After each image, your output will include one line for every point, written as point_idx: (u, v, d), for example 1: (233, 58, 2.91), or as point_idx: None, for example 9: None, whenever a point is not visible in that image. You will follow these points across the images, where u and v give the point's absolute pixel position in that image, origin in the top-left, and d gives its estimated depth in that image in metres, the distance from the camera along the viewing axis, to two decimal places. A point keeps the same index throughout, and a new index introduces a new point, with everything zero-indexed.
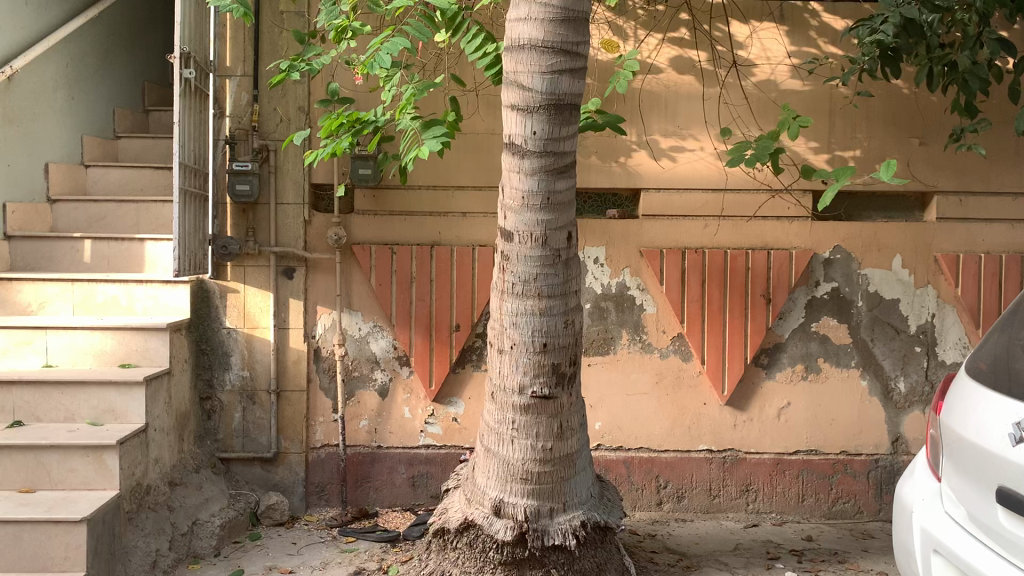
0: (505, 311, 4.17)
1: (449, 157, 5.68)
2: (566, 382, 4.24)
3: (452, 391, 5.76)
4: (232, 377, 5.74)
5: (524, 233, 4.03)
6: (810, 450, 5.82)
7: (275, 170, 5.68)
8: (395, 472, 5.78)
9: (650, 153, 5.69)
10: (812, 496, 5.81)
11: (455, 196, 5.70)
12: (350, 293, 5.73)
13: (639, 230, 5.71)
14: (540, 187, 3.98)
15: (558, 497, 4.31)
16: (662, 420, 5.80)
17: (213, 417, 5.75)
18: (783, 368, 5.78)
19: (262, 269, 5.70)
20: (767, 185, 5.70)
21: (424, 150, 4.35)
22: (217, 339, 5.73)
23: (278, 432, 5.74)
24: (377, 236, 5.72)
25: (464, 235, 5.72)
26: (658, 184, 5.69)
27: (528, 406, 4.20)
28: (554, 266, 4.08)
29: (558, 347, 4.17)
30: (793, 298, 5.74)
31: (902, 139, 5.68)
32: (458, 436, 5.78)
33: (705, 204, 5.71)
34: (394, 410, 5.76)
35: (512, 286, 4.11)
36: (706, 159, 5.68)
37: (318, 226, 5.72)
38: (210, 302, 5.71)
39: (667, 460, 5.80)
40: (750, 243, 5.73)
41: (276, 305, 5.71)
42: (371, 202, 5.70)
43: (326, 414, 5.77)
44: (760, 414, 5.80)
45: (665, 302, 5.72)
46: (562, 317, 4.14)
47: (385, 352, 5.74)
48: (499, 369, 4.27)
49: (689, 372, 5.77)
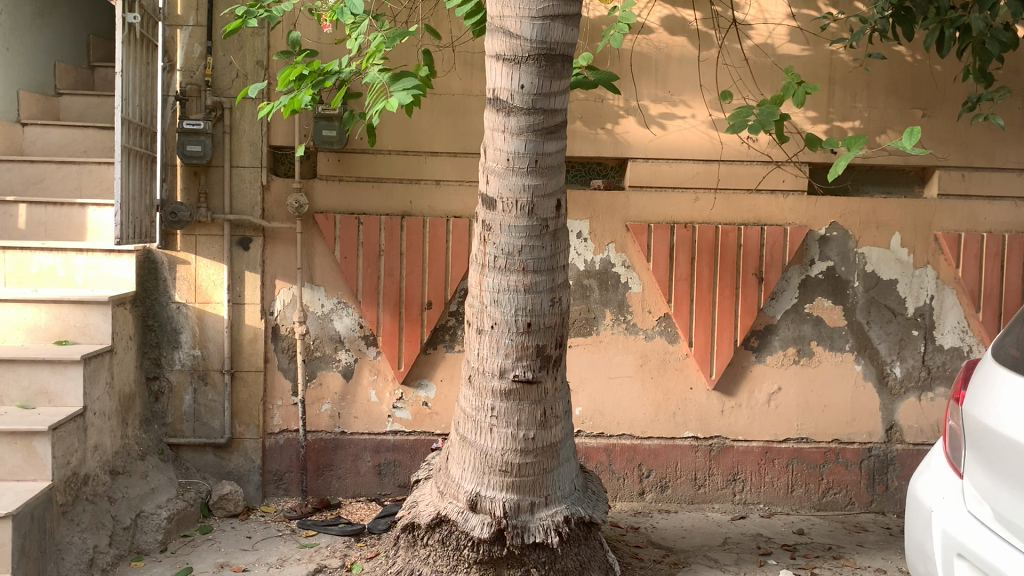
0: (484, 287, 3.76)
1: (422, 120, 5.23)
2: (552, 365, 3.85)
3: (423, 373, 5.35)
4: (182, 356, 5.27)
5: (508, 200, 3.62)
6: (800, 438, 5.51)
7: (230, 130, 5.19)
8: (359, 460, 5.37)
9: (639, 119, 5.30)
10: (802, 486, 5.51)
11: (428, 162, 5.26)
12: (312, 266, 5.28)
13: (625, 202, 5.33)
14: (527, 149, 3.57)
15: (540, 490, 3.94)
16: (646, 405, 5.44)
17: (161, 399, 5.29)
18: (774, 352, 5.45)
19: (216, 239, 5.23)
20: (762, 157, 5.33)
21: (393, 103, 3.91)
22: (166, 314, 5.26)
23: (232, 415, 5.28)
24: (342, 205, 5.27)
25: (437, 205, 5.29)
26: (647, 153, 5.31)
27: (509, 391, 3.81)
28: (541, 237, 3.68)
29: (543, 328, 3.77)
30: (786, 278, 5.41)
31: (904, 110, 5.36)
32: (428, 421, 5.38)
33: (696, 175, 5.34)
34: (359, 393, 5.35)
35: (493, 260, 3.70)
36: (698, 127, 5.31)
37: (277, 193, 5.25)
38: (158, 274, 5.23)
39: (651, 448, 5.45)
40: (742, 218, 5.37)
41: (231, 278, 5.24)
42: (337, 167, 5.24)
43: (285, 397, 5.33)
44: (750, 400, 5.47)
45: (652, 280, 5.35)
46: (548, 294, 3.75)
47: (349, 331, 5.31)
48: (477, 351, 3.86)
49: (676, 355, 5.41)
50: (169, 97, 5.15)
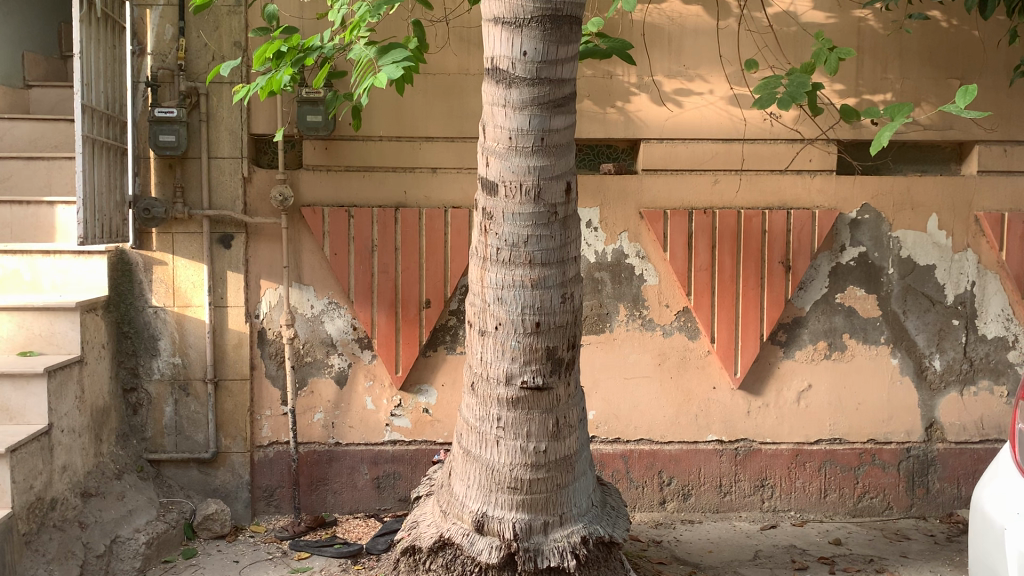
0: (487, 284, 3.34)
1: (416, 102, 4.81)
2: (564, 370, 3.43)
3: (423, 378, 4.94)
4: (161, 365, 4.86)
5: (512, 185, 3.19)
6: (833, 439, 5.08)
7: (207, 118, 4.77)
8: (356, 473, 4.95)
9: (652, 96, 4.87)
10: (835, 491, 5.08)
11: (423, 148, 4.83)
12: (300, 264, 4.86)
13: (639, 187, 4.90)
14: (533, 125, 3.14)
15: (553, 508, 3.52)
16: (665, 407, 5.02)
17: (140, 412, 4.88)
18: (803, 346, 5.02)
19: (194, 237, 4.81)
20: (786, 135, 4.90)
21: (382, 78, 3.41)
22: (142, 320, 4.84)
23: (216, 428, 4.87)
24: (331, 196, 4.85)
25: (434, 195, 4.86)
26: (661, 133, 4.88)
27: (517, 400, 3.40)
28: (549, 226, 3.25)
29: (553, 328, 3.34)
30: (815, 266, 4.98)
31: (940, 80, 4.92)
32: (430, 429, 4.96)
33: (714, 156, 4.90)
34: (354, 401, 4.93)
35: (495, 252, 3.28)
36: (715, 103, 4.88)
37: (259, 185, 4.83)
38: (132, 276, 4.82)
39: (672, 453, 5.03)
40: (766, 201, 4.94)
41: (212, 279, 4.82)
42: (324, 156, 4.82)
43: (273, 406, 4.92)
44: (778, 399, 5.05)
45: (669, 272, 4.93)
46: (559, 290, 3.32)
47: (342, 334, 4.89)
48: (480, 355, 3.44)
49: (697, 353, 4.99)
50: (140, 83, 4.73)
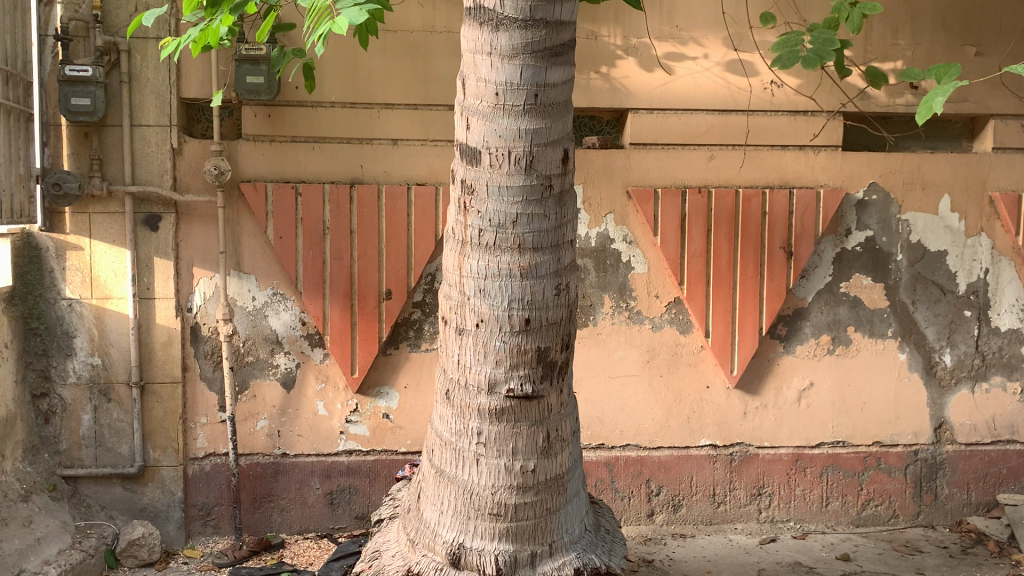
0: (465, 274, 2.75)
1: (374, 64, 4.21)
2: (556, 375, 2.87)
3: (382, 379, 4.35)
4: (77, 366, 4.18)
5: (498, 152, 2.62)
6: (835, 442, 4.62)
7: (129, 79, 4.09)
8: (306, 488, 4.35)
9: (641, 61, 4.33)
10: (838, 498, 4.63)
11: (382, 116, 4.23)
12: (239, 250, 4.23)
13: (626, 162, 4.36)
14: (525, 78, 2.58)
15: (542, 537, 2.94)
16: (654, 409, 4.50)
17: (52, 421, 4.19)
18: (805, 340, 4.54)
19: (115, 218, 4.14)
20: (788, 106, 4.41)
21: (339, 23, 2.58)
22: (54, 314, 4.16)
23: (143, 438, 4.22)
24: (275, 171, 4.21)
25: (395, 170, 4.26)
26: (650, 102, 4.34)
27: (502, 411, 2.83)
28: (543, 202, 2.68)
29: (545, 326, 2.78)
30: (819, 252, 4.50)
31: (953, 47, 4.47)
32: (390, 437, 4.38)
33: (710, 128, 4.38)
34: (303, 406, 4.32)
35: (477, 235, 2.69)
36: (711, 70, 4.36)
37: (191, 158, 4.17)
38: (41, 263, 4.12)
39: (662, 461, 4.51)
40: (766, 179, 4.43)
41: (136, 266, 4.16)
42: (267, 125, 4.18)
43: (210, 413, 4.28)
44: (777, 400, 4.56)
45: (659, 259, 4.40)
46: (553, 280, 2.75)
47: (288, 329, 4.27)
48: (456, 358, 2.86)
49: (689, 349, 4.47)
50: (47, 37, 4.05)
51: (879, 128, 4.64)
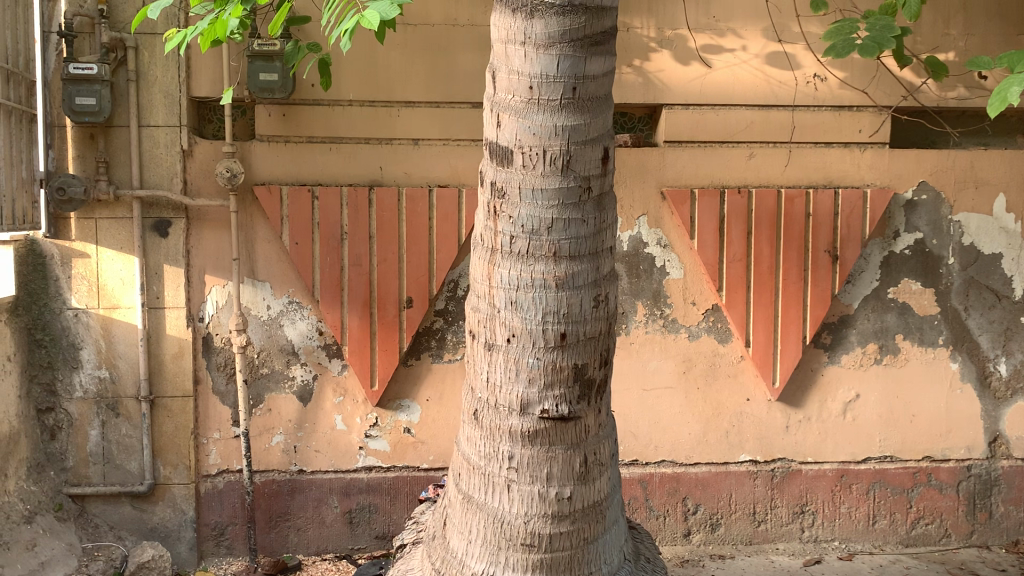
0: (495, 285, 2.50)
1: (393, 59, 3.98)
2: (594, 394, 2.62)
3: (403, 391, 4.12)
4: (83, 380, 3.99)
5: (532, 151, 2.38)
6: (883, 457, 4.35)
7: (137, 77, 3.89)
8: (324, 506, 4.13)
9: (676, 54, 4.08)
10: (885, 517, 4.36)
11: (402, 115, 4.01)
12: (253, 256, 4.01)
13: (660, 161, 4.11)
14: (562, 69, 2.34)
15: (579, 570, 2.68)
16: (691, 423, 4.25)
17: (59, 437, 4.00)
18: (850, 350, 4.27)
19: (123, 223, 3.93)
20: (832, 101, 4.15)
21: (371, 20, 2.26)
22: (60, 325, 3.96)
23: (153, 455, 4.01)
24: (290, 173, 3.99)
25: (415, 172, 4.04)
26: (686, 97, 4.09)
27: (535, 434, 2.58)
28: (580, 206, 2.43)
29: (582, 341, 2.53)
30: (866, 255, 4.23)
31: (1009, 37, 4.19)
32: (412, 453, 4.15)
33: (749, 125, 4.13)
34: (321, 420, 4.10)
35: (508, 242, 2.45)
36: (750, 63, 4.10)
37: (202, 160, 3.96)
38: (46, 271, 3.93)
39: (699, 477, 4.26)
40: (809, 178, 4.17)
41: (145, 274, 3.95)
42: (281, 124, 3.97)
43: (223, 428, 4.07)
44: (821, 412, 4.30)
45: (696, 264, 4.16)
46: (591, 291, 2.50)
47: (305, 340, 4.06)
48: (485, 376, 2.61)
49: (727, 359, 4.22)
50: (51, 34, 3.84)
51: (941, 124, 4.35)
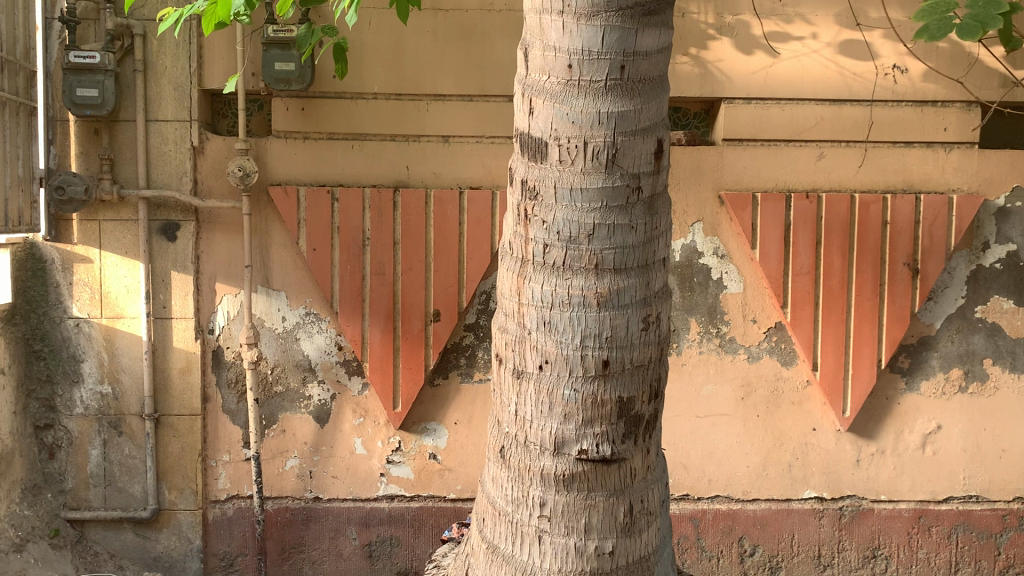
0: (525, 302, 2.09)
1: (422, 47, 3.62)
2: (642, 432, 2.19)
3: (428, 413, 3.74)
4: (84, 395, 3.68)
5: (570, 143, 1.98)
6: (967, 497, 3.85)
7: (145, 67, 3.58)
8: (341, 538, 3.76)
9: (737, 42, 3.65)
10: (969, 564, 3.86)
11: (431, 109, 3.64)
12: (268, 263, 3.67)
13: (718, 162, 3.68)
14: (608, 43, 1.95)
15: None
16: (749, 455, 3.80)
17: (58, 456, 3.70)
18: (931, 375, 3.79)
19: (128, 225, 3.62)
20: (913, 96, 3.68)
21: None
22: (60, 335, 3.66)
23: (157, 478, 3.69)
24: (308, 173, 3.65)
25: (445, 172, 3.66)
26: (748, 91, 3.66)
27: (571, 478, 2.14)
28: (628, 209, 2.02)
29: (628, 370, 2.10)
30: (950, 269, 3.75)
31: None
32: (438, 480, 3.77)
33: (818, 122, 3.68)
34: (339, 443, 3.75)
35: (541, 252, 2.04)
36: (820, 53, 3.66)
37: (214, 157, 3.63)
38: (46, 277, 3.63)
39: (757, 515, 3.81)
40: (887, 182, 3.71)
41: (151, 282, 3.64)
42: (300, 120, 3.62)
43: (233, 450, 3.73)
44: (896, 445, 3.82)
45: (758, 276, 3.72)
46: (640, 310, 2.07)
47: (323, 354, 3.70)
48: (513, 409, 2.18)
49: (791, 385, 3.77)
50: (54, 20, 3.56)
51: None
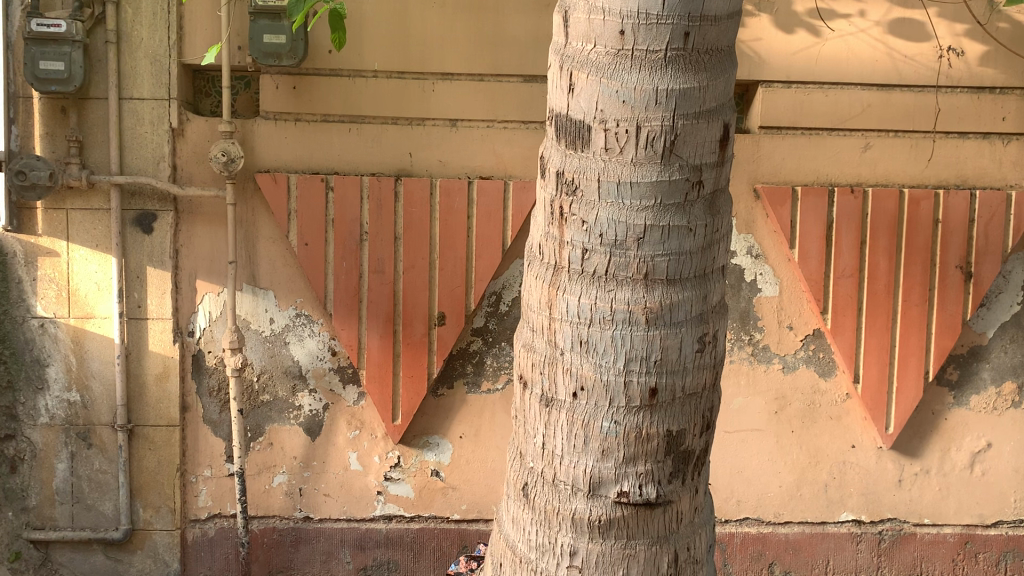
0: (558, 317, 1.74)
1: (427, 20, 3.24)
2: (692, 472, 1.83)
3: (430, 426, 3.40)
4: (49, 404, 3.32)
5: (619, 127, 1.63)
6: (1017, 522, 3.53)
7: (118, 38, 3.20)
8: (334, 562, 3.42)
9: (777, 19, 3.29)
10: None
11: (437, 89, 3.27)
12: (254, 258, 3.31)
13: (753, 153, 3.33)
14: (669, 5, 1.59)
15: None
16: (782, 474, 3.47)
17: (20, 470, 3.34)
18: (982, 389, 3.45)
19: (99, 215, 3.26)
20: (969, 82, 3.32)
21: None
22: (22, 337, 3.29)
23: (130, 495, 3.34)
24: (300, 159, 3.28)
25: (451, 159, 3.30)
26: (788, 73, 3.31)
27: (608, 526, 1.78)
28: (686, 208, 1.67)
29: (680, 399, 1.74)
30: (1005, 273, 3.41)
31: None
32: (440, 499, 3.43)
33: (865, 109, 3.33)
34: (332, 458, 3.40)
35: (579, 258, 1.69)
36: (868, 33, 3.30)
37: (195, 140, 3.27)
38: (6, 272, 3.26)
39: (790, 540, 3.49)
40: (938, 177, 3.37)
41: (124, 278, 3.27)
42: (290, 99, 3.25)
43: (215, 464, 3.38)
44: (942, 465, 3.49)
45: (795, 279, 3.38)
46: (696, 327, 1.72)
47: (314, 360, 3.35)
48: (538, 442, 1.82)
49: (830, 398, 3.44)
50: None
51: None
